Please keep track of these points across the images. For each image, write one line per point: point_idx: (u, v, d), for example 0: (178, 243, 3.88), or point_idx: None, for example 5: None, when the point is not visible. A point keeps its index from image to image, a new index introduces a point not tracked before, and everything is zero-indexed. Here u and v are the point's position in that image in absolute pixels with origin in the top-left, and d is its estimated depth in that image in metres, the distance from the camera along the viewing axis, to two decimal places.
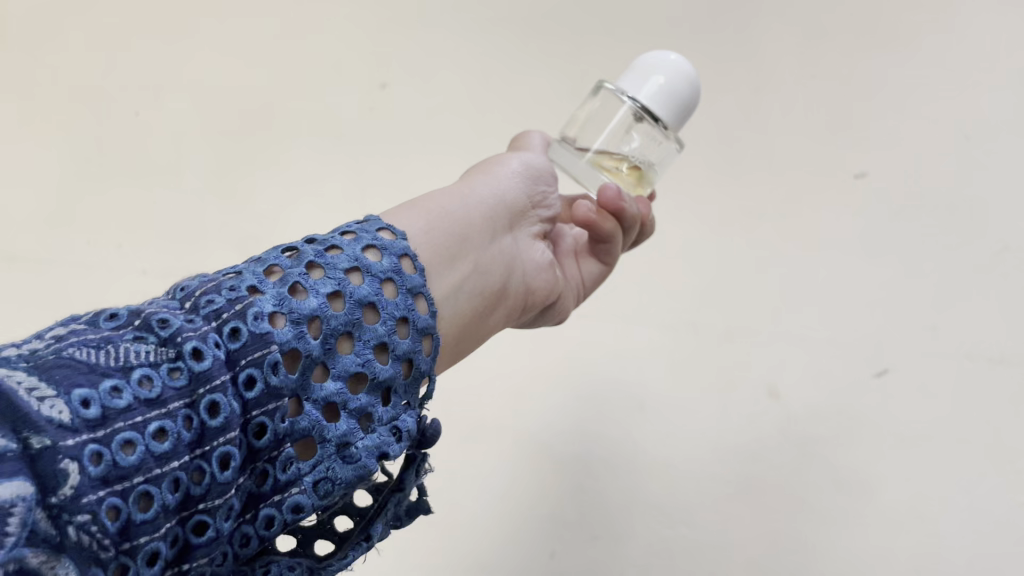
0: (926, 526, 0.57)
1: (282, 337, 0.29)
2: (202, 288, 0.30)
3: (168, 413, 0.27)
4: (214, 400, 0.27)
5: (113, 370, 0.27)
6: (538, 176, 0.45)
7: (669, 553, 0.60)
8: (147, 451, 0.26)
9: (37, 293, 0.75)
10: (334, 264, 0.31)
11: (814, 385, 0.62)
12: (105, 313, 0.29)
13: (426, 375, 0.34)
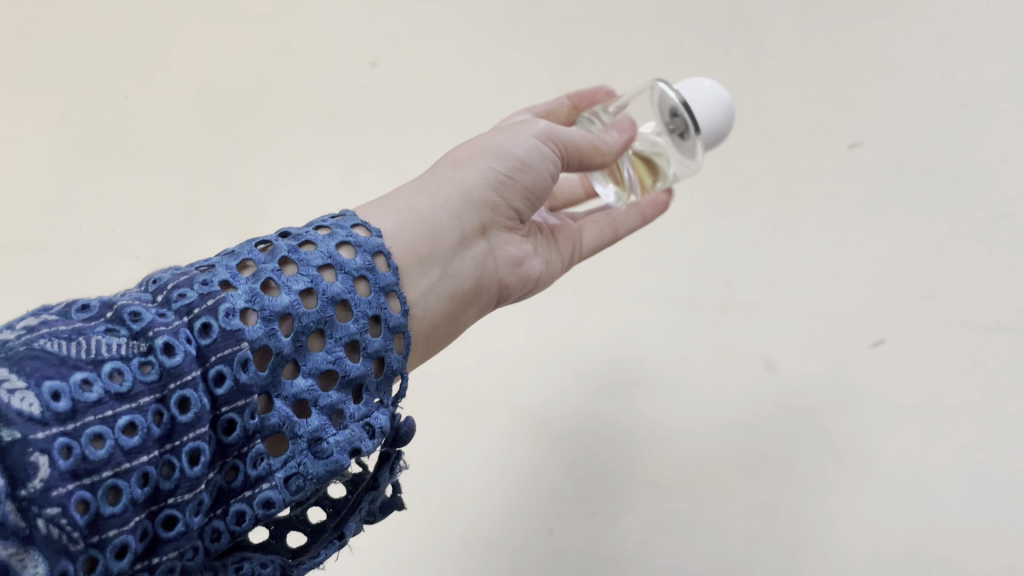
0: (926, 491, 0.58)
1: (253, 334, 0.29)
2: (174, 282, 0.29)
3: (139, 407, 0.26)
4: (185, 395, 0.27)
5: (83, 363, 0.26)
6: (534, 167, 0.44)
7: (667, 527, 0.60)
8: (117, 445, 0.25)
9: (142, 272, 0.77)
10: (308, 262, 0.31)
11: (813, 357, 0.63)
12: (78, 304, 0.29)
13: (400, 372, 0.33)
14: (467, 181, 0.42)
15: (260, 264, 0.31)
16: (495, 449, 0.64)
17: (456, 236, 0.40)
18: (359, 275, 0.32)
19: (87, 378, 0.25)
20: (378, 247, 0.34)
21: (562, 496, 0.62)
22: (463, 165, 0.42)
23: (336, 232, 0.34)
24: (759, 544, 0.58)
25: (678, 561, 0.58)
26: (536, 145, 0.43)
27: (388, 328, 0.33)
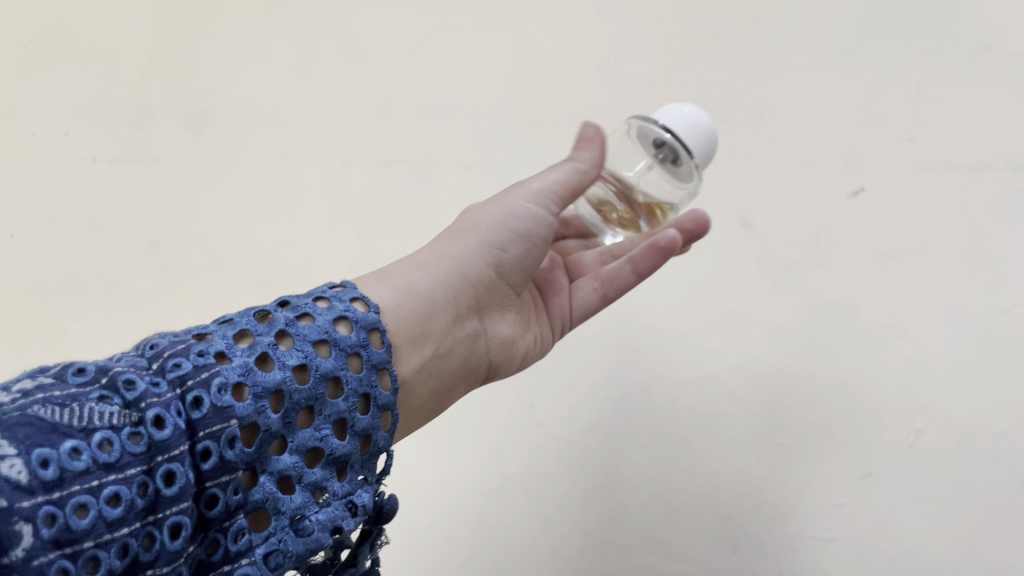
0: (904, 334, 0.54)
1: (243, 410, 0.28)
2: (170, 350, 0.29)
3: (125, 479, 0.25)
4: (171, 468, 0.26)
5: (73, 431, 0.25)
6: (526, 235, 0.43)
7: (646, 392, 0.59)
8: (102, 516, 0.24)
9: (101, 174, 0.77)
10: (304, 336, 0.32)
11: (791, 211, 0.58)
12: (74, 366, 0.28)
13: (384, 449, 0.34)
14: (458, 260, 0.42)
15: (257, 336, 0.31)
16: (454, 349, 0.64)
17: (449, 317, 0.40)
18: (352, 351, 0.33)
19: (76, 447, 0.25)
20: (373, 323, 0.34)
21: (540, 371, 0.62)
22: (459, 242, 0.43)
23: (335, 305, 0.34)
24: (740, 402, 0.56)
25: (661, 433, 0.58)
26: (523, 209, 0.43)
27: (377, 406, 0.33)
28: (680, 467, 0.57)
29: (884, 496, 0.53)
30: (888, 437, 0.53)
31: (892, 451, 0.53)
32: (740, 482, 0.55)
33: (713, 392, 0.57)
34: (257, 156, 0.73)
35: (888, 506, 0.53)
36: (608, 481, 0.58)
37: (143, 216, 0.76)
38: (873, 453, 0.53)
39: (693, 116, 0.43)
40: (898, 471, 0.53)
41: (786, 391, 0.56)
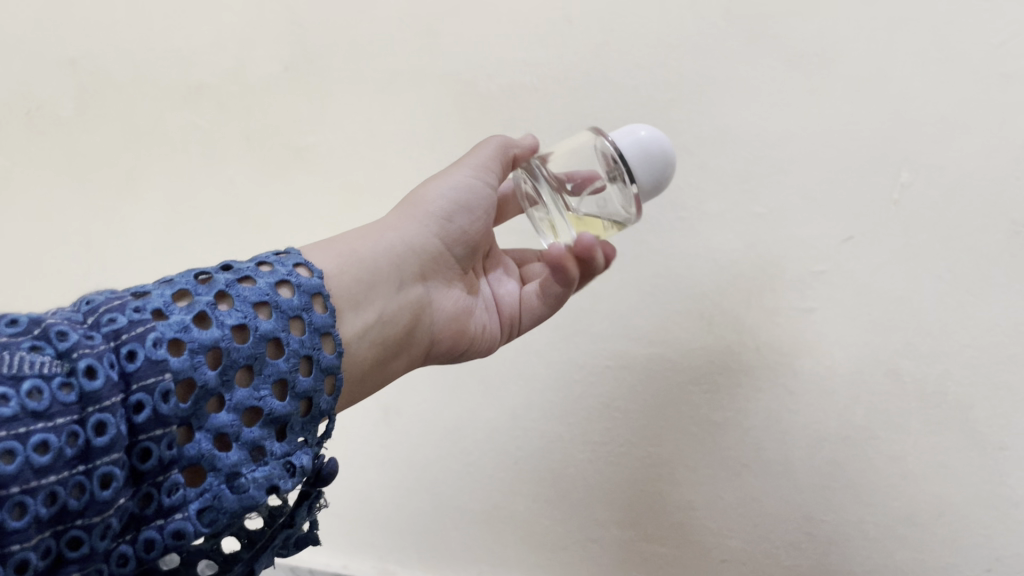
0: (945, 234, 0.54)
1: (179, 366, 0.33)
2: (106, 307, 0.33)
3: (53, 427, 0.28)
4: (104, 418, 0.29)
5: (4, 378, 0.28)
6: (469, 208, 0.54)
7: (683, 319, 0.62)
8: (29, 463, 0.27)
9: (137, 121, 0.82)
10: (244, 298, 0.37)
11: (836, 129, 0.56)
12: (6, 319, 0.31)
13: (323, 414, 0.39)
14: (401, 231, 0.51)
15: (197, 297, 0.36)
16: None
17: (391, 279, 0.49)
18: (293, 315, 0.39)
19: (4, 394, 0.28)
20: (317, 289, 0.41)
21: (570, 313, 0.66)
22: (404, 219, 0.52)
23: (278, 271, 0.40)
24: (773, 309, 0.58)
25: (679, 336, 0.62)
26: (470, 187, 0.54)
27: (318, 368, 0.39)
28: (653, 353, 0.63)
29: (852, 370, 0.57)
30: (852, 320, 0.56)
31: (931, 342, 0.54)
32: (756, 358, 0.59)
33: (737, 288, 0.60)
34: (278, 97, 0.76)
35: (856, 383, 0.57)
36: (649, 378, 0.63)
37: (176, 163, 0.81)
38: (899, 333, 0.55)
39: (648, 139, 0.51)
40: (861, 352, 0.56)
41: (747, 277, 0.59)
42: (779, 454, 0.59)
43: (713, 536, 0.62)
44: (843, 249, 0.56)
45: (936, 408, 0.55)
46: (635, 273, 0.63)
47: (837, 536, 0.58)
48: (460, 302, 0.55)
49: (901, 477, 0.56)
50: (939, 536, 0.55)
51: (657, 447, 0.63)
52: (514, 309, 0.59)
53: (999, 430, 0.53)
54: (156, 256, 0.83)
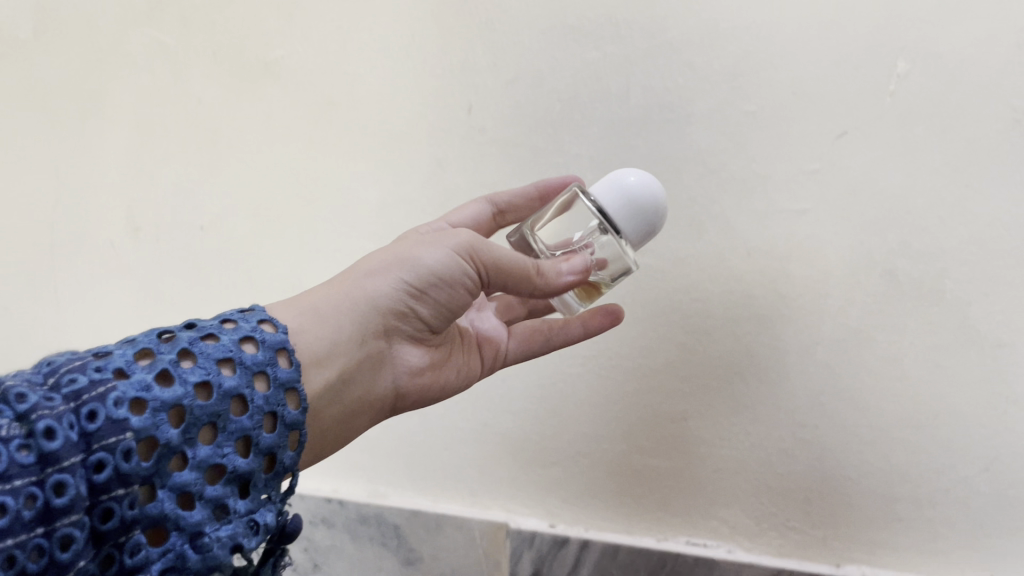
0: (944, 126, 0.51)
1: (142, 427, 0.34)
2: (68, 368, 0.35)
3: (11, 490, 0.30)
4: (62, 479, 0.31)
5: None
6: (450, 284, 0.52)
7: (670, 229, 0.59)
8: None
9: (95, 39, 0.78)
10: (208, 355, 0.40)
11: (831, 18, 0.53)
12: None
13: (286, 470, 0.41)
14: (372, 290, 0.51)
15: (159, 355, 0.38)
16: (423, 156, 0.67)
17: (356, 343, 0.49)
18: (256, 371, 0.41)
19: None
20: (281, 344, 0.43)
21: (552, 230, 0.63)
22: (379, 276, 0.51)
23: (241, 328, 0.42)
24: (766, 213, 0.56)
25: (669, 246, 0.60)
26: (452, 262, 0.51)
27: (282, 424, 0.41)
28: (642, 264, 0.61)
29: (846, 272, 0.55)
30: (846, 220, 0.54)
31: (929, 239, 0.53)
32: (750, 264, 0.57)
33: (728, 192, 0.57)
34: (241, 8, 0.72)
35: (851, 285, 0.55)
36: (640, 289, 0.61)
37: (137, 83, 0.77)
38: (895, 232, 0.53)
39: (630, 189, 0.51)
40: (856, 253, 0.54)
41: (738, 180, 0.57)
42: (771, 361, 0.58)
43: (703, 446, 0.61)
44: (836, 146, 0.54)
45: (932, 308, 0.53)
46: None
47: (829, 441, 0.57)
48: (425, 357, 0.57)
49: (897, 381, 0.55)
50: (934, 438, 0.54)
51: (648, 360, 0.62)
52: (500, 351, 0.63)
53: (997, 328, 0.52)
54: (121, 180, 0.79)
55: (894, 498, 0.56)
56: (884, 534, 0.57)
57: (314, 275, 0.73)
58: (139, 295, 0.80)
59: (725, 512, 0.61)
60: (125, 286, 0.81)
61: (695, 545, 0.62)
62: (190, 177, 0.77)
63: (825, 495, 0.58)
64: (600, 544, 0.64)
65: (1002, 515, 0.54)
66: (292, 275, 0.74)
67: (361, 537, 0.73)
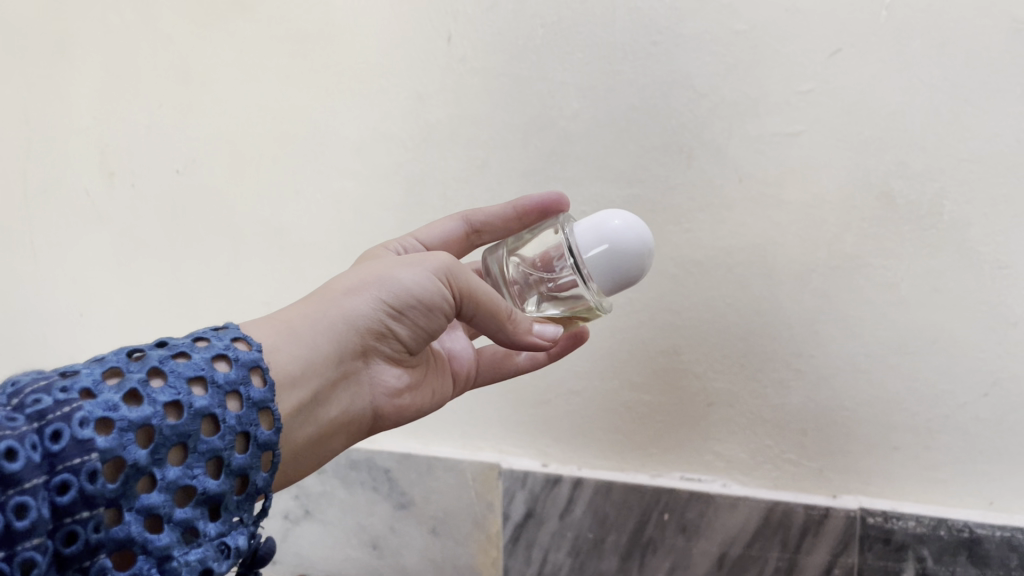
0: (943, 39, 0.49)
1: (107, 446, 0.31)
2: (31, 387, 0.31)
3: None
4: (23, 501, 0.28)
5: None
6: (430, 310, 0.45)
7: (660, 158, 0.57)
8: None
9: None
10: (179, 373, 0.35)
11: None
12: None
13: (260, 491, 0.37)
14: (348, 307, 0.44)
15: (127, 374, 0.34)
16: (403, 90, 0.64)
17: (330, 366, 0.43)
18: (230, 390, 0.36)
19: None
20: (256, 361, 0.38)
21: (536, 163, 0.61)
22: (355, 292, 0.44)
23: (214, 344, 0.38)
24: (759, 137, 0.54)
25: (658, 176, 0.58)
26: (431, 284, 0.44)
27: (255, 444, 0.37)
28: (632, 195, 0.59)
29: (842, 197, 0.53)
30: (841, 142, 0.53)
31: (928, 158, 0.51)
32: (743, 191, 0.56)
33: (720, 117, 0.55)
34: None
35: (846, 210, 0.53)
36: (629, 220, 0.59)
37: (104, 21, 0.74)
38: (893, 152, 0.52)
39: (612, 231, 0.47)
40: (852, 175, 0.53)
41: (730, 103, 0.55)
42: (764, 291, 0.56)
43: (697, 380, 0.60)
44: (830, 65, 0.52)
45: (930, 230, 0.52)
46: (607, 108, 0.58)
47: (825, 371, 0.56)
48: (401, 377, 0.50)
49: (895, 308, 0.53)
50: (933, 365, 0.53)
51: (637, 292, 0.60)
52: (473, 369, 0.59)
53: (997, 250, 0.50)
54: (92, 123, 0.77)
55: (891, 427, 0.55)
56: (882, 464, 0.56)
57: (294, 218, 0.70)
58: (116, 242, 0.78)
59: (720, 447, 0.60)
60: (103, 235, 0.79)
61: (689, 480, 0.61)
62: (163, 119, 0.74)
63: (822, 426, 0.57)
64: (593, 483, 0.63)
65: (1003, 442, 0.53)
66: (272, 218, 0.71)
67: (352, 483, 0.72)
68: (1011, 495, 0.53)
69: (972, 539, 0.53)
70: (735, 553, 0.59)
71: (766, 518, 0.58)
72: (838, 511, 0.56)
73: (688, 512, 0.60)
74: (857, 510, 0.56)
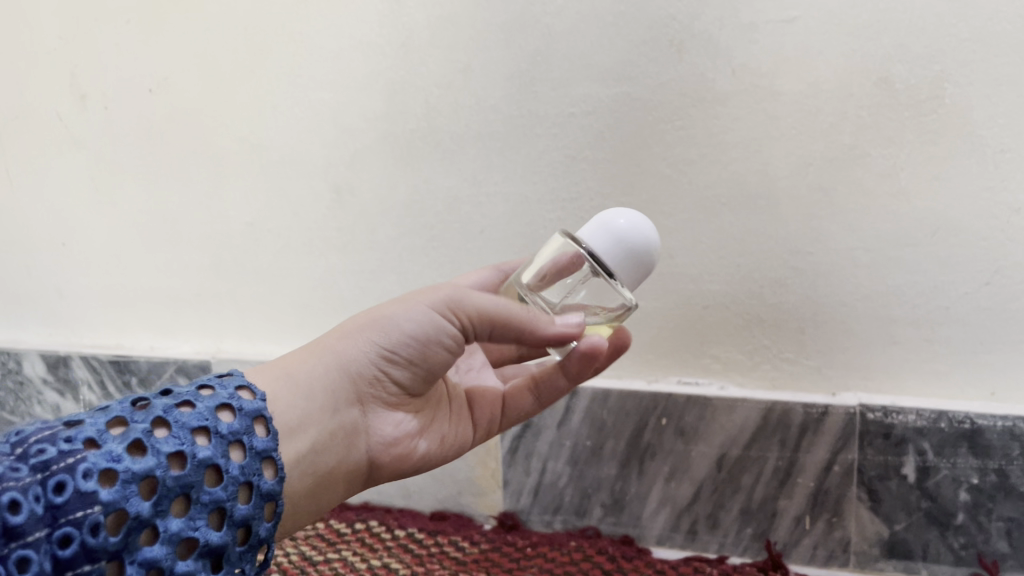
0: None
1: (109, 497, 0.30)
2: (36, 438, 0.31)
3: None
4: (25, 555, 0.28)
5: None
6: (427, 343, 0.42)
7: (649, 51, 0.55)
8: None
9: None
10: (183, 423, 0.34)
11: None
12: None
13: (262, 541, 0.36)
14: (343, 353, 0.43)
15: (132, 423, 0.33)
16: None
17: (327, 415, 0.41)
18: (232, 440, 0.35)
19: None
20: (259, 411, 0.38)
21: (521, 63, 0.59)
22: (350, 337, 0.43)
23: (218, 393, 0.37)
24: (752, 25, 0.52)
25: (647, 71, 0.55)
26: (428, 318, 0.42)
27: (259, 494, 0.36)
28: (621, 93, 0.56)
29: (839, 84, 0.51)
30: (836, 27, 0.50)
31: (928, 40, 0.49)
32: (736, 85, 0.53)
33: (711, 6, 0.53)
34: None
35: (843, 98, 0.51)
36: (615, 120, 0.57)
37: None
38: (890, 35, 0.50)
39: (624, 231, 0.42)
40: (848, 62, 0.51)
41: None
42: (760, 188, 0.55)
43: (692, 284, 0.58)
44: None
45: (930, 116, 0.50)
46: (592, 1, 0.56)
47: (823, 267, 0.55)
48: (413, 425, 0.47)
49: (894, 200, 0.52)
50: (933, 257, 0.52)
51: (628, 197, 0.58)
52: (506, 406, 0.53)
53: (999, 133, 0.49)
54: (58, 45, 0.74)
55: (891, 321, 0.54)
56: (882, 360, 0.55)
57: (274, 134, 0.68)
58: (93, 168, 0.76)
59: (717, 349, 0.59)
60: (79, 160, 0.77)
61: (686, 384, 0.60)
62: (129, 37, 0.71)
63: (820, 323, 0.56)
64: (589, 392, 0.62)
65: (1003, 330, 0.52)
66: (252, 135, 0.69)
67: None
68: (1010, 383, 0.53)
69: (973, 431, 0.53)
70: (734, 453, 0.59)
71: (765, 417, 0.58)
72: (838, 409, 0.56)
73: (686, 416, 0.60)
74: (857, 407, 0.56)
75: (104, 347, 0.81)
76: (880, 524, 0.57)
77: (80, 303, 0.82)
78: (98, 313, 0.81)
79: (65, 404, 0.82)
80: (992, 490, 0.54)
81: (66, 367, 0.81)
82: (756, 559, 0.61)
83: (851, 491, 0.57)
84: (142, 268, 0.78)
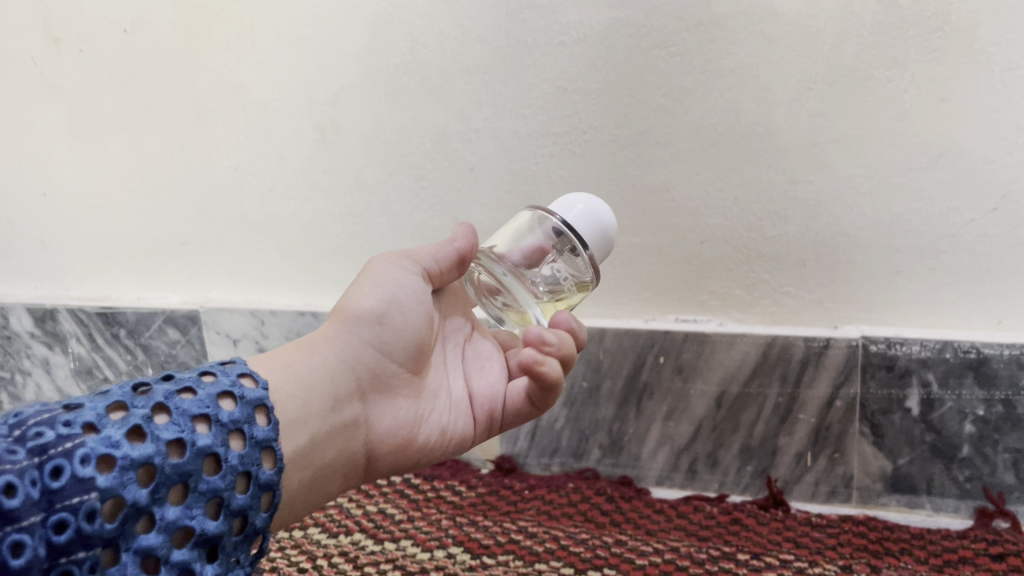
0: None
1: (107, 483, 0.27)
2: (33, 420, 0.28)
3: None
4: (19, 539, 0.25)
5: None
6: (403, 305, 0.43)
7: None
8: None
9: None
10: (183, 410, 0.31)
11: None
12: None
13: (257, 531, 0.32)
14: (332, 340, 0.41)
15: (131, 408, 0.30)
16: None
17: (325, 401, 0.38)
18: (232, 428, 0.32)
19: None
20: (260, 399, 0.34)
21: None
22: (334, 323, 0.42)
23: (220, 380, 0.33)
24: None
25: None
26: (400, 273, 0.43)
27: (257, 485, 0.32)
28: (611, 18, 0.53)
29: (840, 3, 0.49)
30: None
31: None
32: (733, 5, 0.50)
33: None
34: None
35: (845, 18, 0.49)
36: (606, 47, 0.54)
37: None
38: None
39: (589, 209, 0.44)
40: None
41: None
42: (758, 116, 0.52)
43: (689, 217, 0.56)
44: None
45: (936, 35, 0.48)
46: None
47: (824, 197, 0.53)
48: (409, 414, 0.43)
49: (896, 124, 0.50)
50: (939, 182, 0.50)
51: (623, 129, 0.56)
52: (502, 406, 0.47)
53: (1008, 51, 0.47)
54: None
55: (894, 251, 0.53)
56: (886, 290, 0.54)
57: (253, 73, 0.66)
58: (70, 114, 0.74)
59: (715, 286, 0.57)
60: (55, 106, 0.74)
61: (684, 321, 0.59)
62: None
63: (821, 255, 0.54)
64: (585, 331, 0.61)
65: (1010, 255, 0.51)
66: (231, 75, 0.67)
67: None
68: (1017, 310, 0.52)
69: (978, 361, 0.52)
70: (734, 391, 0.58)
71: (764, 353, 0.57)
72: (840, 342, 0.55)
73: (685, 353, 0.58)
74: (859, 340, 0.54)
75: (91, 299, 0.80)
76: (883, 459, 0.56)
77: (65, 257, 0.80)
78: (83, 265, 0.79)
79: (53, 357, 0.81)
80: (998, 421, 0.53)
81: (53, 320, 0.80)
82: (756, 496, 0.60)
83: (854, 426, 0.56)
84: (126, 219, 0.76)
